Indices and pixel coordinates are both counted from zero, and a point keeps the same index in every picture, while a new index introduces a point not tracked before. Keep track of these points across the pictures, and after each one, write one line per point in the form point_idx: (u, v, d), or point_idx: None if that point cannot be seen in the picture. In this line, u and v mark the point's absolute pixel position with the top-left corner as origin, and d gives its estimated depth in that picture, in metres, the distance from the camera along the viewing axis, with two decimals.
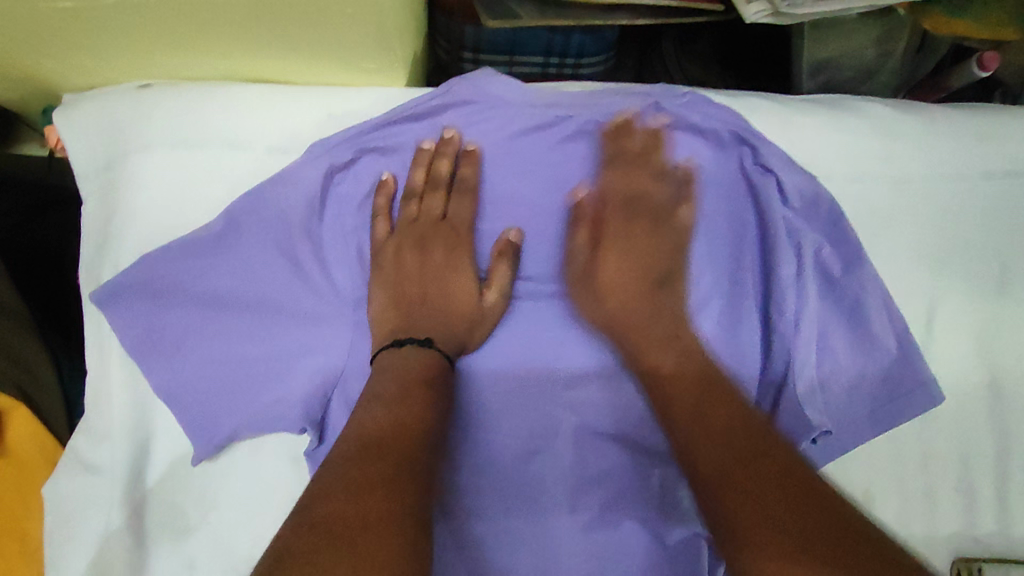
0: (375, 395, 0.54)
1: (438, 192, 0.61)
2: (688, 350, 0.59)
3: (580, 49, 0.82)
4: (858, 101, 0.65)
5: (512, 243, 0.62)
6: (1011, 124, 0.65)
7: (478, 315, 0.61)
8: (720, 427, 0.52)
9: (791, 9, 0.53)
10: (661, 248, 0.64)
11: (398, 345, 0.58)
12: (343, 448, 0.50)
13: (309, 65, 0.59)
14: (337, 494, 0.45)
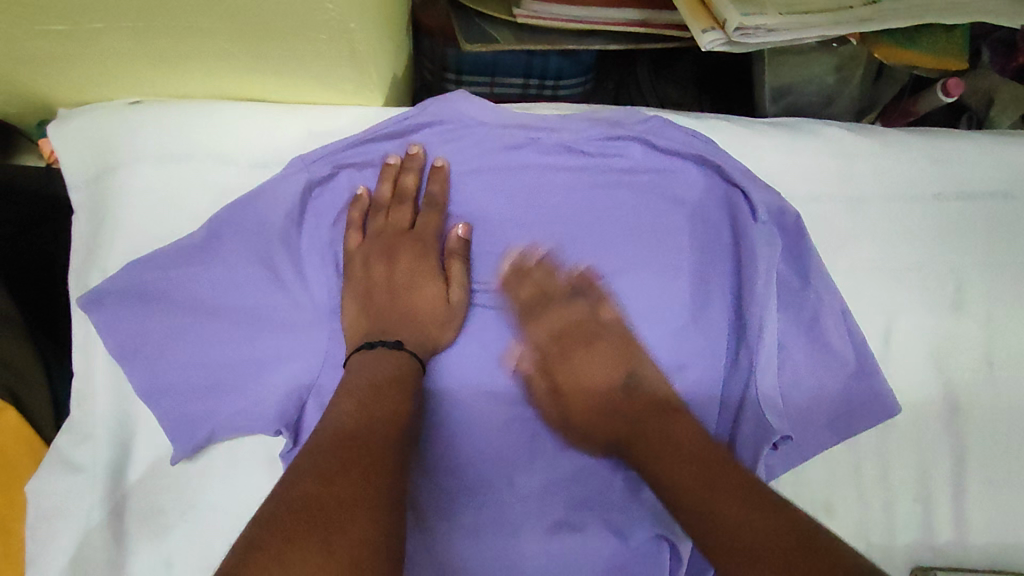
0: (349, 392, 0.54)
1: (406, 204, 0.64)
2: (637, 412, 0.62)
3: (558, 72, 0.85)
4: (816, 124, 0.68)
5: (462, 240, 0.64)
6: (963, 148, 0.68)
7: (447, 314, 0.63)
8: (675, 462, 0.55)
9: (743, 39, 0.56)
10: (616, 357, 0.65)
11: (370, 347, 0.59)
12: (317, 440, 0.50)
13: (291, 85, 0.63)
14: (315, 482, 0.45)
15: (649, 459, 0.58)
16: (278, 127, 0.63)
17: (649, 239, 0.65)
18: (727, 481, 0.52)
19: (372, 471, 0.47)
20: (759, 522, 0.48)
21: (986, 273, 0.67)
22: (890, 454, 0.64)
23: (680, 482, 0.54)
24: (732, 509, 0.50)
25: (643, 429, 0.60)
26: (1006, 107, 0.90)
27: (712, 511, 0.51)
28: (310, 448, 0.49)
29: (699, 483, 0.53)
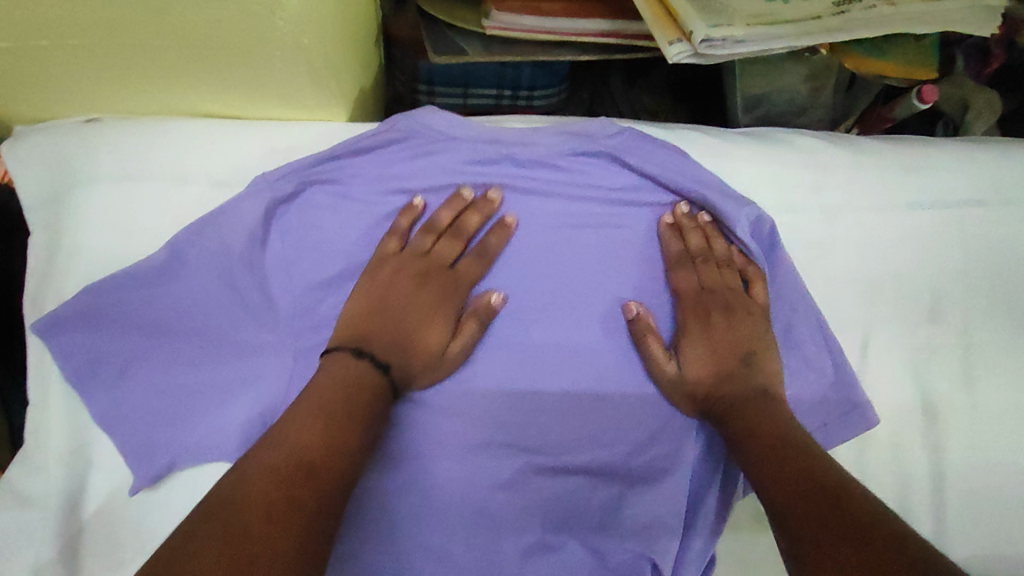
0: (308, 406, 0.50)
1: (455, 240, 0.62)
2: (761, 395, 0.59)
3: (532, 82, 0.84)
4: (789, 133, 0.68)
5: (491, 308, 0.61)
6: (936, 156, 0.68)
7: (433, 362, 0.59)
8: (786, 440, 0.54)
9: (710, 50, 0.55)
10: (744, 338, 0.61)
11: (358, 354, 0.56)
12: (267, 460, 0.46)
13: (253, 100, 0.61)
14: (249, 520, 0.41)
15: (739, 428, 0.56)
16: (242, 144, 0.62)
17: (624, 249, 0.64)
18: (810, 459, 0.51)
19: (313, 515, 0.43)
20: (827, 509, 0.47)
21: (961, 281, 0.66)
22: (869, 467, 0.63)
23: (768, 463, 0.53)
24: (813, 492, 0.48)
25: (757, 404, 0.58)
26: (981, 113, 0.90)
27: (798, 489, 0.49)
28: (258, 463, 0.45)
29: (777, 448, 0.53)
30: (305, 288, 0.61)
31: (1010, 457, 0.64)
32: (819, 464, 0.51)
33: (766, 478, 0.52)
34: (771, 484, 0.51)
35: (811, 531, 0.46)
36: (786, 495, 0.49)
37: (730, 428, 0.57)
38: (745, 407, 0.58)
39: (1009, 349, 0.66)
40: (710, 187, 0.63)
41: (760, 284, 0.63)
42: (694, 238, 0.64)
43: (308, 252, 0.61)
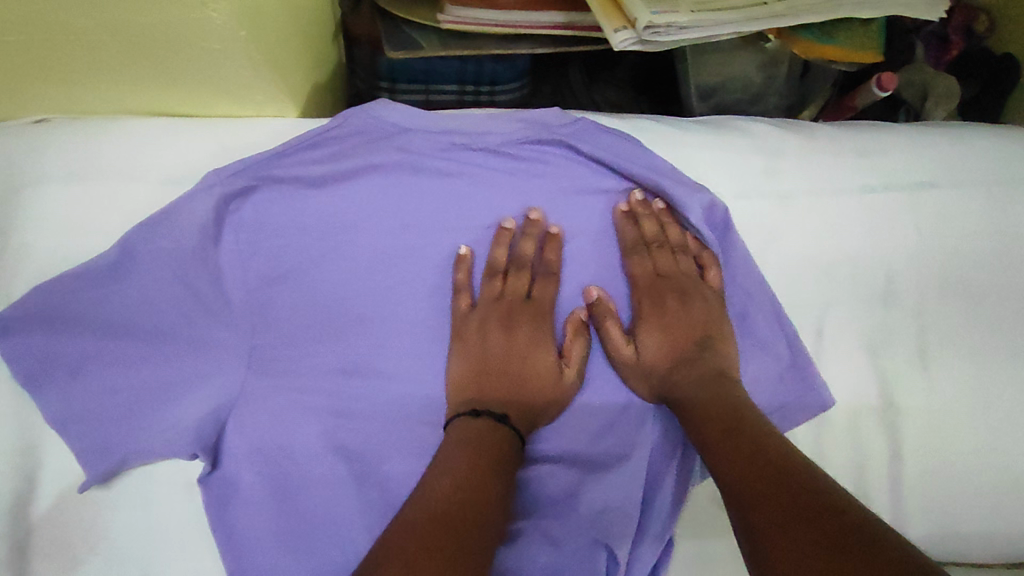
0: (444, 467, 0.54)
1: (522, 272, 0.63)
2: (718, 379, 0.59)
3: (493, 77, 0.84)
4: (742, 120, 0.68)
5: (603, 306, 0.62)
6: (886, 141, 0.68)
7: (556, 398, 0.61)
8: (742, 424, 0.54)
9: (655, 37, 0.56)
10: (696, 323, 0.63)
11: (474, 414, 0.58)
12: (409, 521, 0.49)
13: (202, 98, 0.61)
14: (407, 566, 0.44)
15: (694, 411, 0.57)
16: (193, 141, 0.61)
17: (578, 238, 0.64)
18: (763, 440, 0.52)
19: (459, 562, 0.45)
20: (780, 495, 0.47)
21: (915, 264, 0.67)
22: (825, 449, 0.64)
23: (721, 452, 0.53)
24: (766, 479, 0.49)
25: (710, 386, 0.59)
26: (940, 99, 0.92)
27: (753, 473, 0.50)
28: (416, 508, 0.50)
29: (730, 431, 0.54)
30: (258, 284, 0.60)
31: (966, 438, 0.64)
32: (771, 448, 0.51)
33: (724, 463, 0.52)
34: (724, 470, 0.51)
35: (764, 515, 0.46)
36: (740, 486, 0.50)
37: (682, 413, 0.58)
38: (696, 385, 0.59)
39: (961, 330, 0.67)
40: (665, 176, 0.63)
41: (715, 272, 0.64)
42: (648, 224, 0.64)
43: (262, 246, 0.60)
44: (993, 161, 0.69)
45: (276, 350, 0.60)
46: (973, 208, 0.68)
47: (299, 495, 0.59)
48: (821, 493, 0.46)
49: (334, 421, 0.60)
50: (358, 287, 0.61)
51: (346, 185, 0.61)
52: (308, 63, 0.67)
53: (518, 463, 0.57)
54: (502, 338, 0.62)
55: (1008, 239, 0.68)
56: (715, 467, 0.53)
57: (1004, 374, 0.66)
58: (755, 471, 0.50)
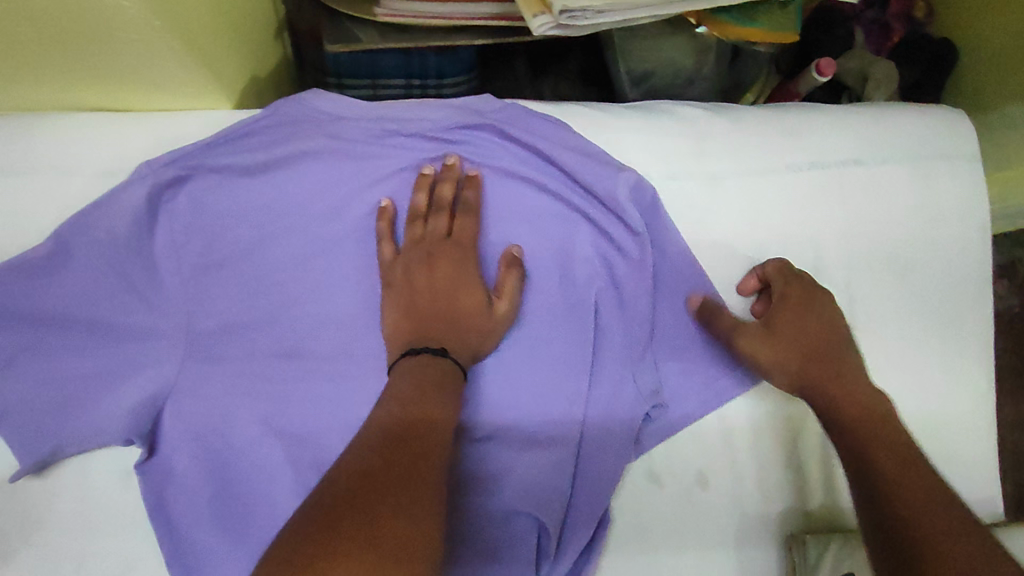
0: (394, 393, 0.55)
1: (441, 213, 0.62)
2: (824, 364, 0.62)
3: (439, 70, 0.85)
4: (671, 104, 0.70)
5: (514, 257, 0.63)
6: (814, 120, 0.70)
7: (489, 330, 0.61)
8: (873, 426, 0.59)
9: (571, 21, 0.57)
10: (812, 326, 0.63)
11: (415, 352, 0.58)
12: (365, 436, 0.51)
13: (134, 91, 0.62)
14: (353, 479, 0.47)
15: (844, 407, 0.60)
16: (127, 135, 0.63)
17: (509, 220, 0.65)
18: (890, 442, 0.57)
19: (412, 475, 0.48)
20: (931, 500, 0.53)
21: (844, 241, 0.69)
22: (758, 423, 0.66)
23: (888, 458, 0.56)
24: (912, 487, 0.54)
25: (845, 385, 0.61)
26: (879, 83, 0.93)
27: (893, 481, 0.54)
28: (372, 425, 0.52)
29: (876, 442, 0.57)
30: (192, 273, 0.61)
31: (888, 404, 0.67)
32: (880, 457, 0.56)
33: (880, 460, 0.56)
34: (891, 484, 0.54)
35: (923, 521, 0.51)
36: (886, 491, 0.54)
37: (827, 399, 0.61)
38: (840, 397, 0.61)
39: (888, 305, 0.69)
40: (594, 157, 0.65)
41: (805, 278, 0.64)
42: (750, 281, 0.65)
43: (196, 235, 0.61)
44: (918, 139, 0.71)
45: (213, 337, 0.61)
46: (900, 185, 0.70)
47: (236, 479, 0.60)
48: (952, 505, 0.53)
49: (271, 407, 0.61)
50: (293, 274, 0.62)
51: (278, 173, 0.62)
52: (243, 56, 0.67)
53: (460, 391, 0.57)
54: (426, 289, 0.61)
55: (933, 216, 0.70)
56: (880, 486, 0.55)
57: (925, 344, 0.69)
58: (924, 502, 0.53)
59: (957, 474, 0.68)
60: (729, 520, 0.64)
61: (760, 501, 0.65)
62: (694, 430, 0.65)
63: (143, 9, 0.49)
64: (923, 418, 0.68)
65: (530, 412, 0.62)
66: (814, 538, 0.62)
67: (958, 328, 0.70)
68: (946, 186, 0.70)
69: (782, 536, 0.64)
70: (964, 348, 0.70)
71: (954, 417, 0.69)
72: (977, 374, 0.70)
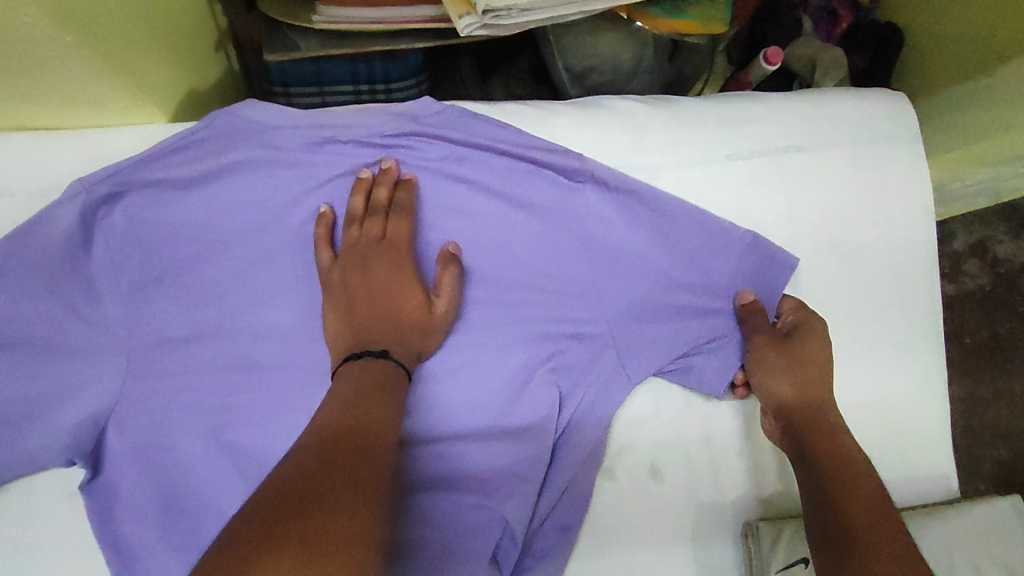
0: (333, 399, 0.54)
1: (375, 217, 0.62)
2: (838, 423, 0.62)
3: (386, 74, 0.85)
4: (609, 99, 0.69)
5: (453, 255, 0.63)
6: (753, 108, 0.70)
7: (429, 330, 0.61)
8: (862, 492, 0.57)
9: (497, 21, 0.58)
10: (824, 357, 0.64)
11: (357, 357, 0.57)
12: (303, 443, 0.50)
13: (65, 109, 0.62)
14: (293, 482, 0.45)
15: (830, 479, 0.58)
16: (61, 152, 0.62)
17: (448, 220, 0.65)
18: (846, 457, 0.60)
19: (354, 476, 0.47)
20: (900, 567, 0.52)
21: (788, 226, 0.69)
22: (709, 412, 0.66)
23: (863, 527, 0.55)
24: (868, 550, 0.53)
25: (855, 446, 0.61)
26: (828, 70, 0.93)
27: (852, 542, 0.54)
28: (311, 430, 0.51)
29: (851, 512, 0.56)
30: (131, 289, 0.60)
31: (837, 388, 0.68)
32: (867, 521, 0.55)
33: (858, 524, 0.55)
34: (830, 473, 0.59)
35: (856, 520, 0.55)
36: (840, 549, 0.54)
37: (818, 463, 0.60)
38: (807, 402, 0.63)
39: (836, 289, 0.69)
40: (533, 154, 0.64)
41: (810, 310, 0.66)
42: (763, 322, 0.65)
43: (133, 250, 0.61)
44: (858, 123, 0.71)
45: (155, 352, 0.61)
46: (840, 170, 0.70)
47: (184, 494, 0.59)
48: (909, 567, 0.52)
49: (216, 418, 0.60)
50: (234, 284, 0.62)
51: (214, 185, 0.61)
52: (178, 69, 0.67)
53: (402, 393, 0.57)
54: (365, 292, 0.60)
55: (875, 198, 0.70)
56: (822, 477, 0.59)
57: (874, 326, 0.69)
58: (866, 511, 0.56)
59: (911, 451, 0.69)
60: (686, 511, 0.64)
61: (717, 491, 0.65)
62: (633, 404, 0.65)
63: (59, 24, 0.49)
64: (874, 399, 0.69)
65: (478, 410, 0.63)
66: (766, 526, 0.62)
67: (907, 309, 0.70)
68: (888, 168, 0.71)
69: (740, 525, 0.64)
70: (914, 328, 0.70)
71: (906, 395, 0.69)
72: (926, 353, 0.70)
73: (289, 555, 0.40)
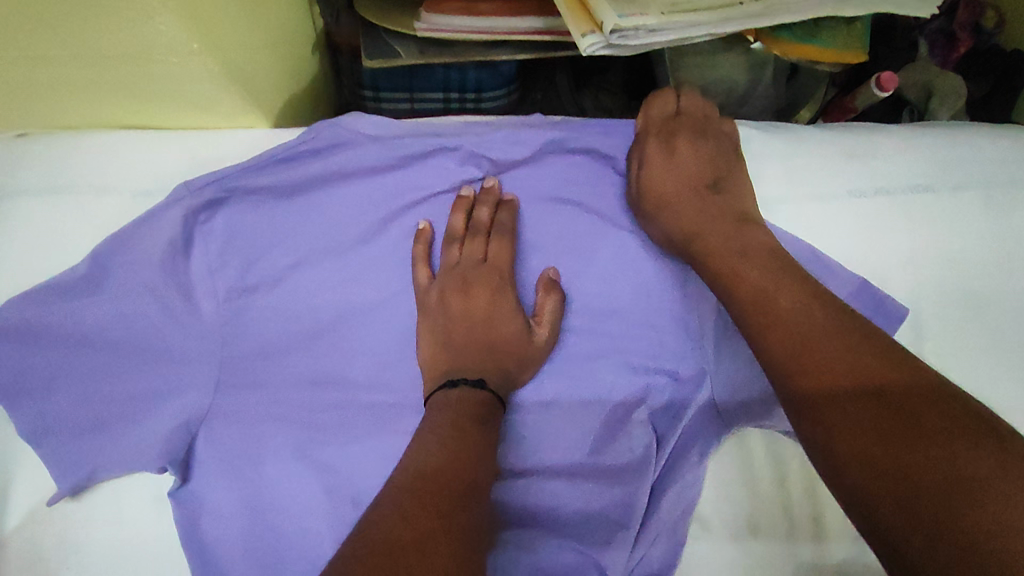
0: (430, 430, 0.52)
1: (475, 237, 0.61)
2: (755, 257, 0.56)
3: (477, 84, 0.82)
4: (726, 124, 0.68)
5: (552, 280, 0.62)
6: (876, 142, 0.68)
7: (527, 357, 0.59)
8: (839, 406, 0.47)
9: (622, 41, 0.54)
10: (718, 160, 0.64)
11: (452, 384, 0.56)
12: (399, 478, 0.48)
13: (172, 110, 0.61)
14: (391, 526, 0.43)
15: (796, 381, 0.49)
16: (168, 154, 0.62)
17: (551, 243, 0.63)
18: (824, 344, 0.50)
19: (451, 522, 0.45)
20: (883, 423, 0.44)
21: (909, 268, 0.66)
22: None
23: (846, 439, 0.45)
24: (924, 434, 0.43)
25: (773, 277, 0.55)
26: (945, 96, 0.87)
27: (823, 396, 0.48)
28: (406, 465, 0.49)
29: (838, 371, 0.48)
30: (230, 295, 0.60)
31: None
32: (895, 382, 0.46)
33: (845, 401, 0.47)
34: (816, 382, 0.48)
35: (848, 423, 0.46)
36: (835, 433, 0.46)
37: (791, 366, 0.50)
38: (742, 281, 0.56)
39: (955, 341, 0.65)
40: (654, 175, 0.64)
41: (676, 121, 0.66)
42: (660, 112, 0.67)
43: (232, 256, 0.60)
44: (989, 166, 0.68)
45: (247, 361, 0.60)
46: (968, 214, 0.67)
47: (269, 508, 0.58)
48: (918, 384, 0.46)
49: (304, 433, 0.59)
50: (331, 297, 0.61)
51: (319, 195, 0.61)
52: (279, 73, 0.66)
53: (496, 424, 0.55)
54: (466, 311, 0.60)
55: (1008, 246, 0.67)
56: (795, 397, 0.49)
57: (1005, 383, 0.64)
58: (876, 414, 0.45)
59: None
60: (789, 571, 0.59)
61: (822, 553, 0.60)
62: (738, 453, 0.62)
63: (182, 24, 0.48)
64: None
65: (574, 441, 0.61)
66: None
67: None
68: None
69: None
70: None
71: None
72: None
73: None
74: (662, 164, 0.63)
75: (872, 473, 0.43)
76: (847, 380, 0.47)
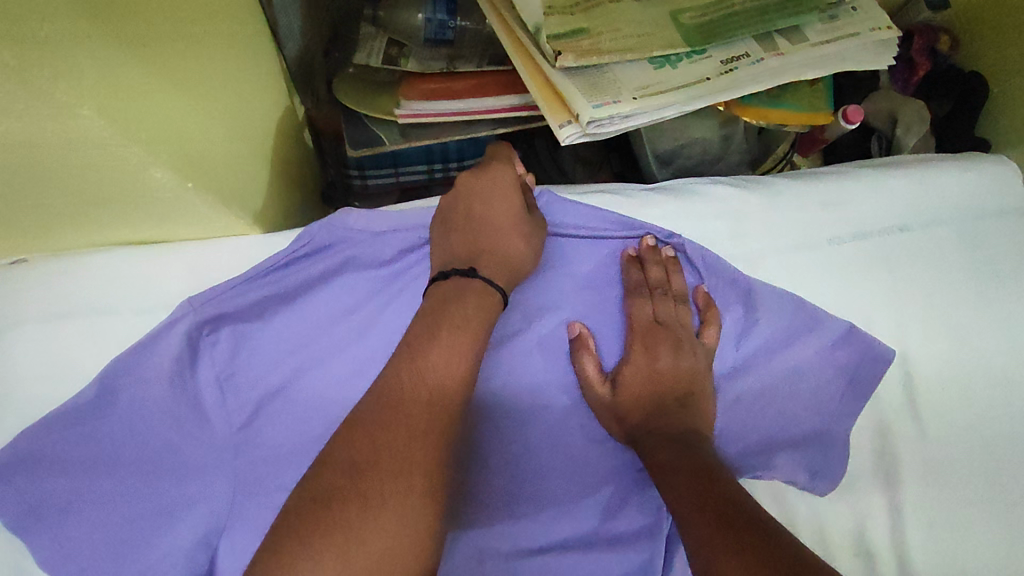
0: (413, 350, 0.53)
1: (506, 180, 0.65)
2: (690, 454, 0.58)
3: (459, 154, 0.83)
4: (701, 184, 0.70)
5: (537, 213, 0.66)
6: (850, 187, 0.71)
7: (516, 257, 0.63)
8: (677, 473, 0.56)
9: (598, 130, 0.58)
10: (682, 375, 0.64)
11: (445, 276, 0.59)
12: (366, 402, 0.50)
13: (166, 225, 0.62)
14: (346, 467, 0.45)
15: (659, 466, 0.58)
16: (167, 269, 0.63)
17: (551, 316, 0.67)
18: (685, 447, 0.59)
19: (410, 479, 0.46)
20: (691, 484, 0.55)
21: (891, 306, 0.69)
22: (825, 508, 0.65)
23: (673, 498, 0.55)
24: (715, 498, 0.52)
25: (675, 449, 0.59)
26: (909, 125, 0.89)
27: (656, 462, 0.59)
28: (376, 390, 0.50)
29: (694, 463, 0.57)
30: (240, 401, 0.61)
31: (963, 480, 0.66)
32: (716, 476, 0.55)
33: (666, 472, 0.57)
34: (654, 452, 0.60)
35: (671, 483, 0.56)
36: (665, 486, 0.56)
37: (653, 456, 0.60)
38: (651, 445, 0.60)
39: (941, 374, 0.68)
40: (655, 233, 0.67)
41: (660, 289, 0.66)
42: (655, 272, 0.66)
43: (238, 366, 0.62)
44: (961, 198, 0.72)
45: (263, 466, 0.61)
46: (945, 248, 0.70)
47: None
48: (723, 479, 0.55)
49: None
50: (337, 396, 0.63)
51: (318, 296, 0.64)
52: (264, 176, 0.68)
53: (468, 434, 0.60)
54: (476, 226, 0.63)
55: (987, 277, 0.70)
56: (655, 467, 0.59)
57: (993, 409, 0.67)
58: (687, 480, 0.55)
59: None
60: None
61: None
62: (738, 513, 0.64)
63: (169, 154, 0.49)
64: (995, 496, 0.65)
65: (587, 514, 0.64)
66: None
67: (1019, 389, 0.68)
68: (992, 243, 0.71)
69: None
70: None
71: None
72: None
73: (322, 559, 0.41)
74: (626, 398, 0.63)
75: (681, 505, 0.54)
76: (677, 459, 0.58)
